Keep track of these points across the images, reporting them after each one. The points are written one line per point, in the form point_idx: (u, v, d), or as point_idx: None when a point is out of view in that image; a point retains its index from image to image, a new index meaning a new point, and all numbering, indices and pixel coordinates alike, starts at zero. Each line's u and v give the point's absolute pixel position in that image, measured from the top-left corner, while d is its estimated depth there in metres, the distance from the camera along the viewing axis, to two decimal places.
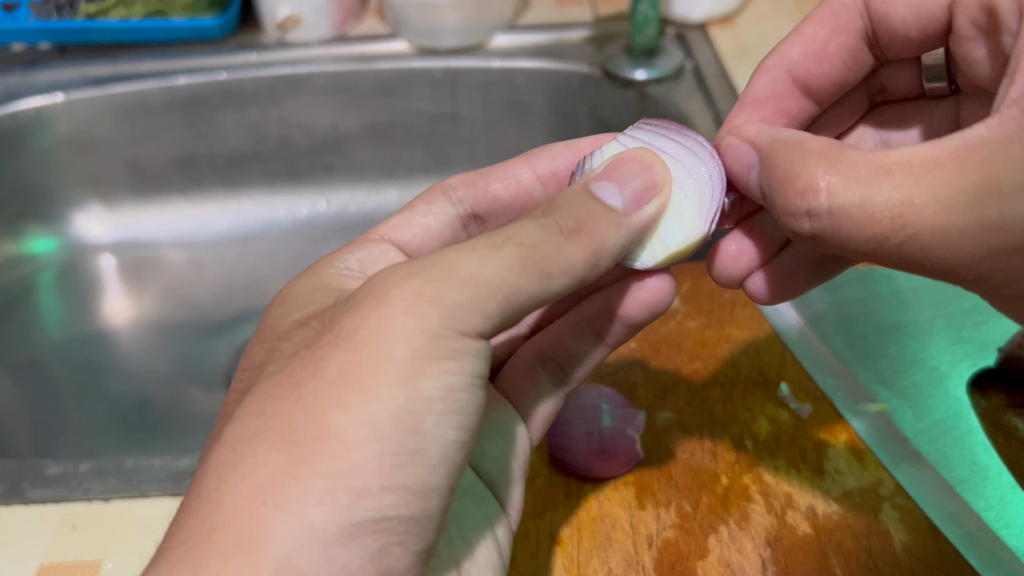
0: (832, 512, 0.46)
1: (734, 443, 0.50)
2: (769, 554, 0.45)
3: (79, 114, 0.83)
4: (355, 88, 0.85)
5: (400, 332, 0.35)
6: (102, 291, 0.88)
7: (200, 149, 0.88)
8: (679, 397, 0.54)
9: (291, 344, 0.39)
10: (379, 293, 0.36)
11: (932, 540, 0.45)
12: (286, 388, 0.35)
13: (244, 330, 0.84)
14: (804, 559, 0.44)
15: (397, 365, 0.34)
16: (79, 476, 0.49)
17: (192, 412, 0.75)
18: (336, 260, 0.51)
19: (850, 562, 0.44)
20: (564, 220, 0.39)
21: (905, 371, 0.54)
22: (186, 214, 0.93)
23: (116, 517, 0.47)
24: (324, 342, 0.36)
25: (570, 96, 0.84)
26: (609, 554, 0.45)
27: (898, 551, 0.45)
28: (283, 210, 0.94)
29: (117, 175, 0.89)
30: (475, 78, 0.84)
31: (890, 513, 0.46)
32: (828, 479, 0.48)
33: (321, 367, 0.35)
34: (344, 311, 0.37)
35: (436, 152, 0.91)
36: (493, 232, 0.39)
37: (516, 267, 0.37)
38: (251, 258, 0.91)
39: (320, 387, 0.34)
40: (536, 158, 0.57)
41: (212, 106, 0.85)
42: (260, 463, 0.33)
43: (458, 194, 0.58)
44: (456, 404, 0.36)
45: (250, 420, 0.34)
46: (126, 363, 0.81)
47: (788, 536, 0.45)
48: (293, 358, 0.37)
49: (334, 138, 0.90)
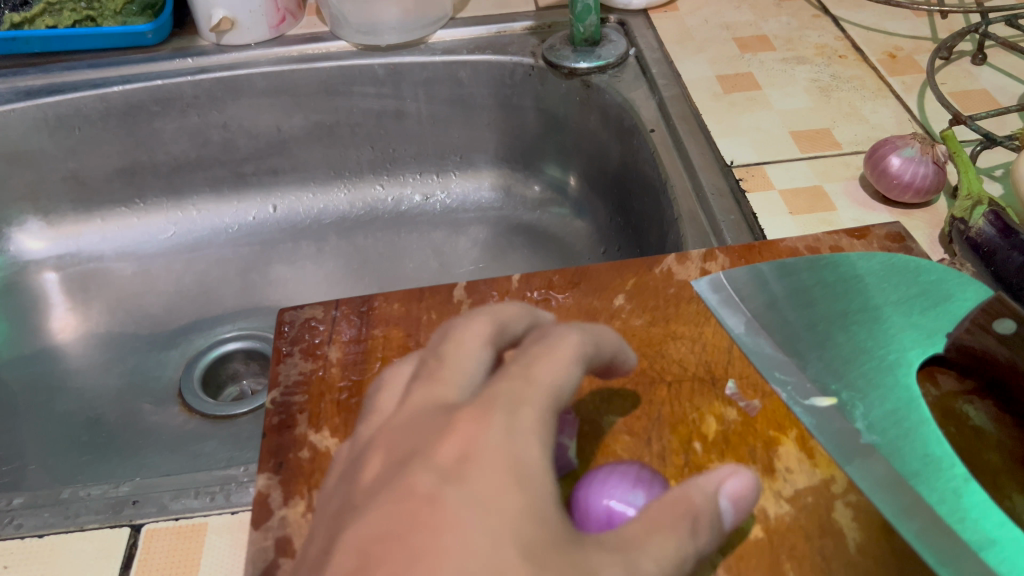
0: (784, 513, 0.42)
1: (681, 444, 0.45)
2: (722, 560, 0.40)
3: (11, 129, 0.80)
4: (296, 89, 0.83)
5: None
6: (45, 309, 0.85)
7: (141, 159, 0.86)
8: (612, 391, 0.48)
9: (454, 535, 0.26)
10: (515, 409, 0.31)
11: (889, 538, 0.41)
12: (451, 468, 0.28)
13: (195, 342, 0.82)
14: (757, 564, 0.40)
15: None
16: (13, 512, 0.47)
17: (146, 427, 0.74)
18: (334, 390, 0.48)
19: (805, 566, 0.40)
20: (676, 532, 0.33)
21: (849, 365, 0.47)
22: (129, 226, 0.90)
23: (50, 553, 0.45)
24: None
25: (514, 88, 0.82)
26: None
27: (853, 552, 0.40)
28: (229, 217, 0.91)
29: (56, 190, 0.86)
30: (418, 73, 0.83)
31: (843, 512, 0.42)
32: (779, 479, 0.43)
33: (494, 481, 0.28)
34: (487, 407, 0.30)
35: (384, 151, 0.89)
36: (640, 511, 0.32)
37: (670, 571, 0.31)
38: (200, 266, 0.89)
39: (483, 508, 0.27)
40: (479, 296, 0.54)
41: (150, 114, 0.83)
42: (411, 561, 0.25)
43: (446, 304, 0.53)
44: None
45: (402, 513, 0.27)
46: (73, 381, 0.78)
47: (741, 541, 0.41)
48: (417, 447, 0.30)
49: (278, 141, 0.87)
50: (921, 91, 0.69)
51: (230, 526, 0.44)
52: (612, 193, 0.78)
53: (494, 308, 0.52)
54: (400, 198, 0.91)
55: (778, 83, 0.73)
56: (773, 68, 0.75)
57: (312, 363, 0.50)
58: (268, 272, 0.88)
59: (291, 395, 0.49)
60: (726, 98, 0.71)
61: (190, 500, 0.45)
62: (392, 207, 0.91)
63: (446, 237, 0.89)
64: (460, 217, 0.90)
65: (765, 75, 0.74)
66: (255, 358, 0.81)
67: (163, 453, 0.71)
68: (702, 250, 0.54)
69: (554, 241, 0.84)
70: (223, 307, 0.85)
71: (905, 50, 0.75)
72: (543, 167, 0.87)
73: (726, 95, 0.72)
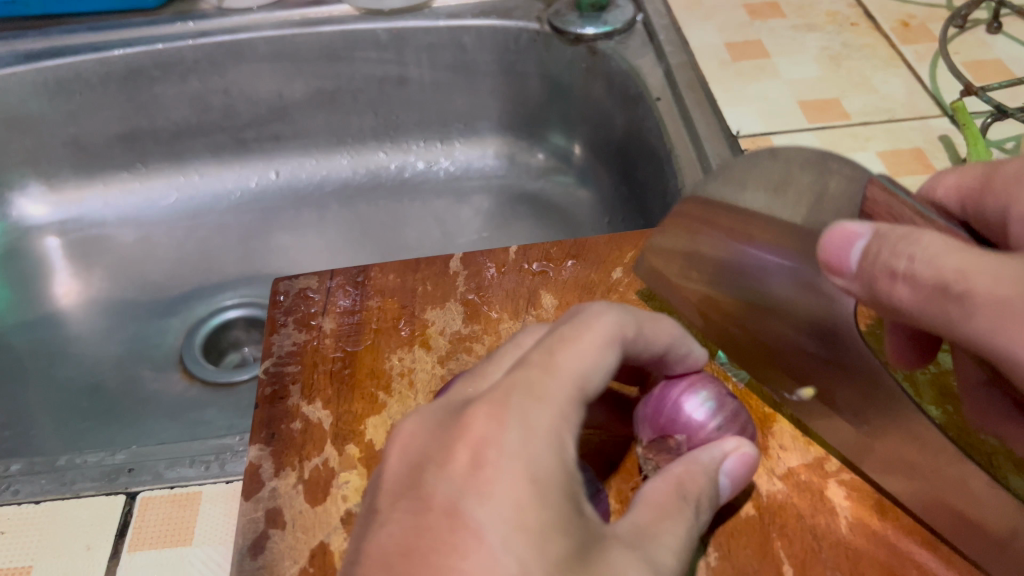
0: (776, 491, 0.44)
1: None
2: (715, 544, 0.42)
3: (11, 93, 0.77)
4: (298, 54, 0.80)
5: (503, 476, 0.31)
6: (49, 275, 0.84)
7: (142, 124, 0.83)
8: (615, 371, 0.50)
9: (534, 520, 0.30)
10: (516, 411, 0.33)
11: (881, 517, 0.43)
12: (427, 554, 0.30)
13: (196, 309, 0.82)
14: (748, 542, 0.42)
15: (497, 522, 0.30)
16: (10, 479, 0.46)
17: (145, 394, 0.74)
18: (313, 318, 0.53)
19: (796, 543, 0.42)
20: (521, 470, 0.31)
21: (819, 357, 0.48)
22: (130, 190, 0.88)
23: (45, 521, 0.44)
24: (539, 524, 0.30)
25: (519, 54, 0.80)
26: (349, 477, 0.45)
27: (844, 530, 0.42)
28: (231, 183, 0.89)
29: (57, 153, 0.83)
30: (421, 38, 0.80)
31: (837, 490, 0.44)
32: (772, 457, 0.46)
33: (509, 489, 0.31)
34: (499, 403, 0.33)
35: (387, 117, 0.87)
36: (513, 457, 0.32)
37: (522, 444, 0.32)
38: (201, 234, 0.88)
39: (502, 492, 0.31)
40: (484, 256, 0.56)
41: (151, 79, 0.79)
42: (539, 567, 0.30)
43: (457, 262, 0.56)
44: (547, 509, 0.31)
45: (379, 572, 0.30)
46: (75, 347, 0.78)
47: (738, 522, 0.43)
48: (429, 455, 0.33)
49: (280, 106, 0.84)
50: (933, 60, 0.68)
51: (224, 494, 0.45)
52: (616, 163, 0.77)
53: (490, 280, 0.55)
54: (403, 165, 0.90)
55: (787, 51, 0.71)
56: (783, 36, 0.73)
57: (307, 334, 0.52)
58: (270, 240, 0.87)
59: (284, 365, 0.51)
60: (734, 66, 0.70)
61: (185, 468, 0.46)
62: (395, 174, 0.90)
63: (448, 206, 0.89)
64: (462, 185, 0.89)
65: (774, 42, 0.72)
66: (256, 326, 0.81)
67: (165, 425, 0.71)
68: None
69: (558, 212, 0.84)
70: (226, 273, 0.85)
71: (919, 18, 0.73)
72: (547, 135, 0.85)
73: (735, 62, 0.70)
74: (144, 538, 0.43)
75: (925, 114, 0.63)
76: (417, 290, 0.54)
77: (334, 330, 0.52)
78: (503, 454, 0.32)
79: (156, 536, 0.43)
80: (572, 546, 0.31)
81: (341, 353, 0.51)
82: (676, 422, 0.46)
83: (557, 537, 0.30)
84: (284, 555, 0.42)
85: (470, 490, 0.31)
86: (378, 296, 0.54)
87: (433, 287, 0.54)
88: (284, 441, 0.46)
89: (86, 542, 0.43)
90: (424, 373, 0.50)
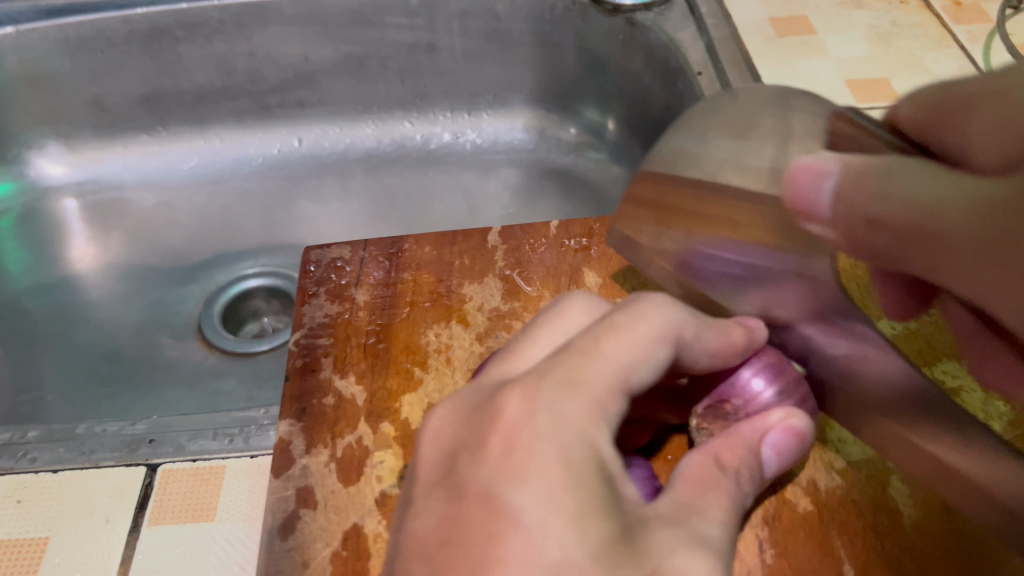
0: (835, 486, 0.45)
1: None
2: (766, 534, 0.44)
3: (32, 49, 0.74)
4: (326, 18, 0.77)
5: (540, 460, 0.29)
6: (66, 237, 0.83)
7: (164, 86, 0.81)
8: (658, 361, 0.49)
9: (571, 504, 0.29)
10: (551, 394, 0.31)
11: (942, 517, 0.44)
12: (460, 547, 0.28)
13: (217, 277, 0.80)
14: (804, 539, 0.43)
15: (536, 507, 0.28)
16: (28, 446, 0.45)
17: (164, 362, 0.72)
18: (347, 290, 0.52)
19: (853, 540, 0.43)
20: (556, 452, 0.30)
21: None
22: (150, 153, 0.86)
23: (63, 491, 0.43)
24: (577, 512, 0.29)
25: (555, 24, 0.78)
26: (386, 455, 0.45)
27: (905, 528, 0.44)
28: (253, 148, 0.87)
29: (76, 113, 0.81)
30: (454, 6, 0.77)
31: (898, 487, 0.45)
32: (831, 450, 0.47)
33: (544, 471, 0.29)
34: (533, 386, 0.32)
35: (415, 86, 0.85)
36: (549, 440, 0.30)
37: (556, 426, 0.30)
38: (222, 200, 0.86)
39: (540, 476, 0.29)
40: (525, 229, 0.54)
41: (175, 40, 0.77)
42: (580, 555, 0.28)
43: (496, 233, 0.54)
44: (585, 493, 0.29)
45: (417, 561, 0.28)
46: (94, 311, 0.77)
47: (789, 515, 0.44)
48: (462, 441, 0.31)
49: (306, 72, 0.82)
50: (988, 40, 0.65)
51: (249, 469, 0.43)
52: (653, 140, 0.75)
53: (529, 256, 0.53)
54: (429, 136, 0.88)
55: (835, 28, 0.69)
56: (831, 12, 0.70)
57: (339, 306, 0.50)
58: (293, 208, 0.85)
59: (316, 338, 0.49)
60: (780, 42, 0.67)
61: (207, 441, 0.44)
62: (422, 145, 0.88)
63: (475, 179, 0.87)
64: (490, 158, 0.87)
65: (821, 18, 0.70)
66: (277, 296, 0.79)
67: (183, 394, 0.70)
68: None
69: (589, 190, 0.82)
70: (247, 241, 0.83)
71: None
72: (581, 109, 0.83)
73: (780, 38, 0.68)
74: (165, 512, 0.41)
75: None
76: (453, 262, 0.53)
77: (368, 302, 0.51)
78: (537, 435, 0.30)
79: (177, 511, 0.41)
80: (610, 533, 0.29)
81: (373, 326, 0.50)
82: (733, 391, 0.47)
83: (595, 523, 0.29)
84: (316, 535, 0.42)
85: (502, 475, 0.29)
86: (413, 268, 0.52)
87: (471, 260, 0.53)
88: (318, 416, 0.46)
89: (105, 514, 0.42)
90: (461, 350, 0.48)
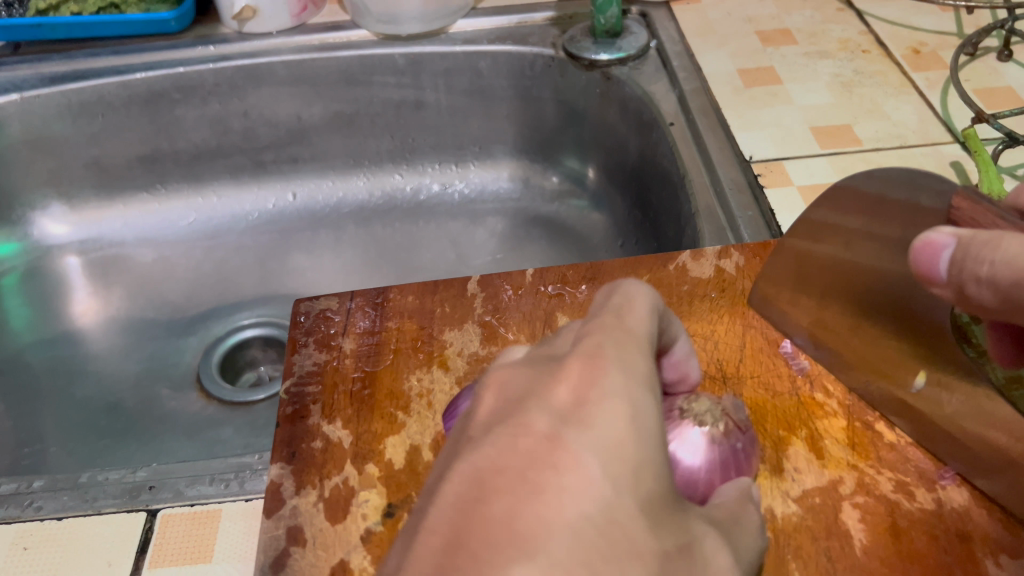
0: None
1: None
2: None
3: (36, 115, 0.78)
4: (316, 77, 0.82)
5: (563, 472, 0.26)
6: (69, 293, 0.85)
7: (162, 146, 0.84)
8: None
9: (587, 522, 0.25)
10: (577, 405, 0.29)
11: None
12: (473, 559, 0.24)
13: (214, 328, 0.83)
14: None
15: (560, 518, 0.25)
16: (33, 495, 0.47)
17: (162, 413, 0.75)
18: (334, 339, 0.54)
19: None
20: (581, 465, 0.27)
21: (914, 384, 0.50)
22: (149, 210, 0.89)
23: (66, 537, 0.45)
24: (596, 530, 0.25)
25: (535, 79, 0.82)
26: (370, 495, 0.47)
27: None
28: (249, 204, 0.90)
29: (77, 174, 0.84)
30: (438, 64, 0.82)
31: None
32: None
33: (567, 482, 0.26)
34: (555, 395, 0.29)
35: (404, 140, 0.88)
36: (572, 451, 0.27)
37: (580, 435, 0.28)
38: (220, 253, 0.89)
39: (564, 489, 0.26)
40: (503, 277, 0.57)
41: (172, 102, 0.81)
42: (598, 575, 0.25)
43: (474, 281, 0.57)
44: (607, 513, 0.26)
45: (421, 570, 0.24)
46: (94, 365, 0.79)
47: None
48: (474, 449, 0.27)
49: (298, 129, 0.86)
50: (944, 88, 0.68)
51: (243, 512, 0.45)
52: (631, 186, 0.78)
53: (506, 302, 0.55)
54: (418, 187, 0.91)
55: (800, 78, 0.72)
56: (796, 62, 0.74)
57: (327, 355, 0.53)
58: (287, 260, 0.88)
59: (305, 386, 0.52)
60: (747, 92, 0.71)
61: (204, 486, 0.46)
62: (410, 196, 0.91)
63: (463, 228, 0.89)
64: (477, 207, 0.90)
65: (787, 69, 0.73)
66: (273, 345, 0.82)
67: (181, 443, 0.72)
68: (718, 248, 0.56)
69: (571, 234, 0.84)
70: (242, 293, 0.86)
71: (930, 46, 0.73)
72: (562, 159, 0.86)
73: (747, 89, 0.71)
74: (163, 554, 0.43)
75: (936, 140, 0.63)
76: (436, 310, 0.55)
77: (355, 350, 0.54)
78: (560, 446, 0.27)
79: (175, 553, 0.43)
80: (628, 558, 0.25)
81: (359, 373, 0.52)
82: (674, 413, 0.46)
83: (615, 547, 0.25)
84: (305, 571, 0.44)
85: (523, 485, 0.26)
86: (398, 316, 0.55)
87: (451, 307, 0.55)
88: (308, 459, 0.48)
89: (106, 558, 0.44)
90: (442, 394, 0.51)
